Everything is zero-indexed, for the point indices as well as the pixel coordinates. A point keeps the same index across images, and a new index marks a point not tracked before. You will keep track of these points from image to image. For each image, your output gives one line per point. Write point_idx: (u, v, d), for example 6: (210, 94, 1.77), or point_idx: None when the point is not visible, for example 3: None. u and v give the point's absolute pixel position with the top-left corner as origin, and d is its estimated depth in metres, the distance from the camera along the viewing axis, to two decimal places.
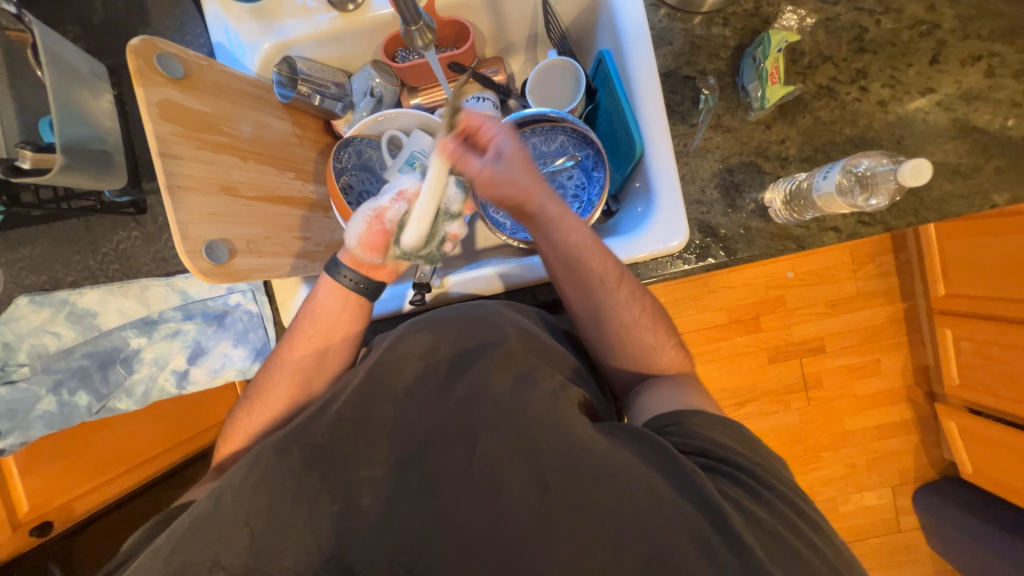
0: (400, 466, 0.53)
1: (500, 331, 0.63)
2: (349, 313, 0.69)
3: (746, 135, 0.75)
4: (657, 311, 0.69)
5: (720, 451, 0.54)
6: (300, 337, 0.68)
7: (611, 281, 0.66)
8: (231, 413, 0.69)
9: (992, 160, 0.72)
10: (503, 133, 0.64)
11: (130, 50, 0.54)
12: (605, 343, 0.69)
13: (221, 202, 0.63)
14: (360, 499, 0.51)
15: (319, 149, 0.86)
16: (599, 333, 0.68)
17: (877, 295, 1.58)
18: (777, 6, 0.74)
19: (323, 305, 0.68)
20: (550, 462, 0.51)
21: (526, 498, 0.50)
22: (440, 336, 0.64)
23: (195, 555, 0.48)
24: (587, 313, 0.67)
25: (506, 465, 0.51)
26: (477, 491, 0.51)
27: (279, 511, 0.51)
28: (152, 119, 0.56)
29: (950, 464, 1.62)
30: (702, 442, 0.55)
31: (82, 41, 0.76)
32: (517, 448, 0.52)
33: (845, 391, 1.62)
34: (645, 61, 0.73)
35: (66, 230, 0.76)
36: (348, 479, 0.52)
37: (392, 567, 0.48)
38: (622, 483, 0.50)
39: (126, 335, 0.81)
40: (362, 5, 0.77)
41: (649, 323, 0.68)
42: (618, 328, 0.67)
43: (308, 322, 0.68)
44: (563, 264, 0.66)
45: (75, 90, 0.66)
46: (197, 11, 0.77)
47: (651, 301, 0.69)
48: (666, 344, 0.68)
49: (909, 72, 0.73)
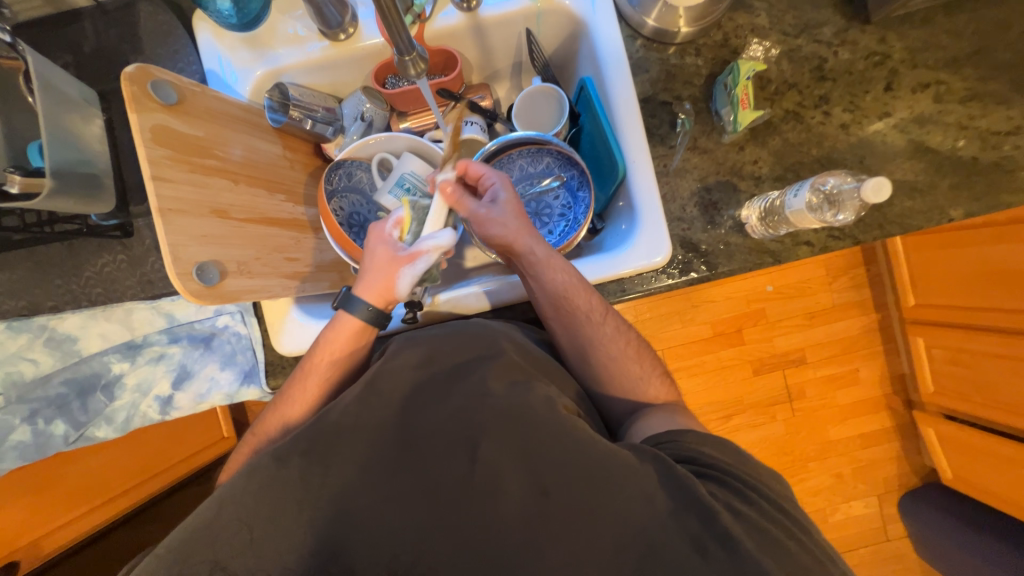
0: (399, 477, 0.53)
1: (495, 343, 0.63)
2: (355, 345, 0.69)
3: (722, 156, 0.79)
4: (641, 345, 0.72)
5: (709, 462, 0.54)
6: (313, 373, 0.67)
7: (595, 316, 0.69)
8: (236, 449, 0.69)
9: (945, 179, 0.78)
10: (501, 182, 0.70)
11: (125, 77, 0.55)
12: (592, 372, 0.71)
13: (212, 224, 0.63)
14: (360, 512, 0.51)
15: (310, 171, 0.88)
16: (585, 362, 0.71)
17: (852, 307, 1.64)
18: (745, 38, 0.80)
19: (339, 341, 0.68)
20: (548, 465, 0.52)
21: (528, 504, 0.51)
22: (434, 350, 0.63)
23: (195, 557, 0.48)
24: (572, 346, 0.71)
25: (508, 470, 0.52)
26: (478, 496, 0.52)
27: (278, 523, 0.51)
28: (144, 143, 0.57)
29: (930, 470, 1.67)
30: (696, 453, 0.55)
31: (73, 68, 0.77)
32: (516, 452, 0.53)
33: (827, 401, 1.66)
34: (625, 88, 0.77)
35: (48, 255, 0.75)
36: (345, 494, 0.52)
37: (393, 566, 0.50)
38: (618, 481, 0.50)
39: (108, 360, 0.79)
40: (353, 35, 0.79)
41: (632, 354, 0.71)
42: (602, 359, 0.70)
43: (322, 357, 0.68)
44: (549, 302, 0.69)
45: (67, 116, 0.66)
46: (189, 38, 0.78)
47: (635, 335, 0.72)
48: (648, 373, 0.70)
49: (867, 98, 0.79)
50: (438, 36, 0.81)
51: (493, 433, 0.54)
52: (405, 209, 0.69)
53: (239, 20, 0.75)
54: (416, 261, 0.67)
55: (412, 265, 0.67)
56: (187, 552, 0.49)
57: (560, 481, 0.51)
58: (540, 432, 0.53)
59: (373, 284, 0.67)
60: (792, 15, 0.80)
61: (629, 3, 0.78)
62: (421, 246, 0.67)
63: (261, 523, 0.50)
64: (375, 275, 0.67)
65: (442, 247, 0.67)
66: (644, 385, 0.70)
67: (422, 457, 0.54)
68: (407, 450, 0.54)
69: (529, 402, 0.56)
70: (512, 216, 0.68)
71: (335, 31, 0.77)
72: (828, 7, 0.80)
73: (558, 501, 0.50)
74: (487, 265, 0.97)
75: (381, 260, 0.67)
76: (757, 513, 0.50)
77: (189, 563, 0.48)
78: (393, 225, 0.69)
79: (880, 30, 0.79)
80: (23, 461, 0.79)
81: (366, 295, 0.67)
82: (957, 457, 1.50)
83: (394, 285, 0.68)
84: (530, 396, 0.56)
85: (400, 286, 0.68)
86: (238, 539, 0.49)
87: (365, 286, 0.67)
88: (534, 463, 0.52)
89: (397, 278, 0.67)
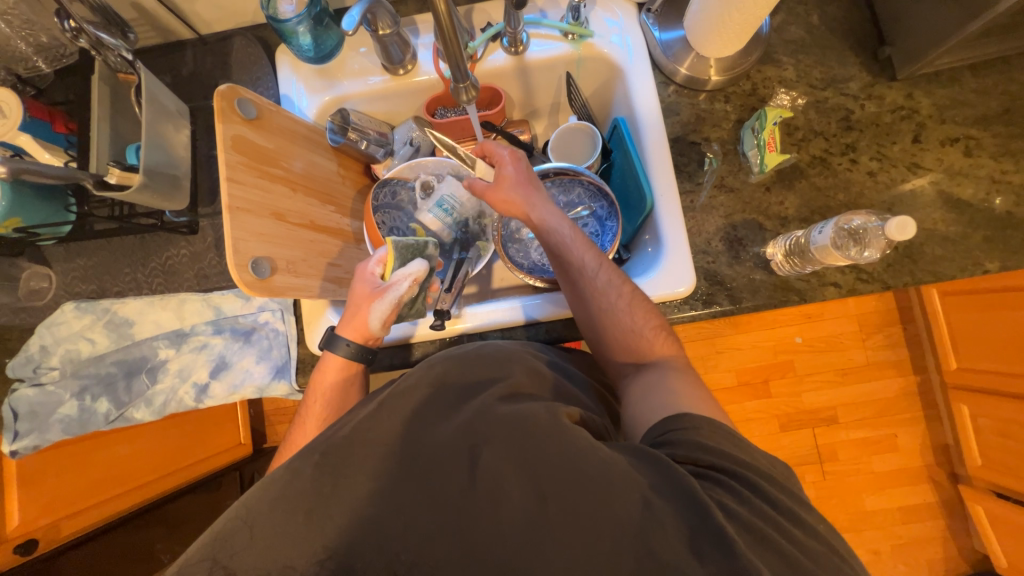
0: (403, 482, 0.50)
1: (506, 367, 0.61)
2: (347, 379, 0.73)
3: (748, 195, 0.82)
4: (636, 295, 0.69)
5: (716, 458, 0.49)
6: (310, 415, 0.70)
7: (588, 271, 0.69)
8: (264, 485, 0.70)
9: (980, 231, 0.78)
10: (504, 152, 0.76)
11: (218, 93, 0.64)
12: (595, 336, 0.70)
13: (271, 225, 0.70)
14: (362, 509, 0.49)
15: (358, 188, 0.95)
16: (589, 325, 0.71)
17: (887, 365, 1.57)
18: (773, 88, 0.85)
19: (327, 378, 0.72)
20: (557, 474, 0.47)
21: (531, 510, 0.47)
22: (446, 370, 0.59)
23: (198, 554, 0.48)
24: (575, 304, 0.72)
25: (502, 470, 0.49)
26: (479, 502, 0.48)
27: (278, 512, 0.49)
28: (226, 150, 0.65)
29: (982, 557, 1.50)
30: (708, 452, 0.49)
31: (171, 88, 0.89)
32: (525, 462, 0.49)
33: (861, 466, 1.56)
34: (656, 129, 0.83)
35: (122, 245, 0.84)
36: (348, 494, 0.50)
37: (392, 567, 0.46)
38: (625, 497, 0.45)
39: (156, 345, 0.86)
40: (411, 71, 0.88)
41: (633, 307, 0.67)
42: (603, 320, 0.68)
43: (316, 398, 0.71)
44: (550, 258, 0.73)
45: (162, 125, 0.76)
46: (270, 68, 0.89)
47: (630, 287, 0.69)
48: (644, 325, 0.67)
49: (895, 148, 0.81)
50: (487, 75, 0.90)
51: (494, 440, 0.51)
52: (389, 248, 0.73)
53: (315, 54, 0.85)
54: (387, 294, 0.71)
55: (383, 298, 0.71)
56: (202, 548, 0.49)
57: (565, 489, 0.47)
58: (559, 446, 0.49)
59: (351, 320, 0.73)
60: (819, 71, 0.85)
61: (663, 54, 0.85)
62: (395, 279, 0.72)
63: (270, 521, 0.49)
64: (353, 309, 0.73)
65: (415, 276, 0.72)
66: (644, 338, 0.66)
67: (424, 451, 0.51)
68: (412, 461, 0.51)
69: (532, 412, 0.52)
70: (519, 178, 0.75)
71: (396, 66, 0.87)
72: (855, 64, 0.84)
73: (559, 505, 0.46)
74: (514, 287, 1.00)
75: (359, 295, 0.73)
76: (804, 555, 0.44)
77: (191, 560, 0.48)
78: (377, 263, 0.74)
79: (907, 87, 0.82)
80: (65, 434, 0.84)
81: (343, 332, 0.73)
82: (1009, 541, 1.36)
83: (368, 321, 0.72)
84: (538, 408, 0.53)
85: (370, 321, 0.72)
86: (240, 537, 0.49)
87: (345, 322, 0.73)
88: (542, 473, 0.48)
89: (369, 313, 0.71)
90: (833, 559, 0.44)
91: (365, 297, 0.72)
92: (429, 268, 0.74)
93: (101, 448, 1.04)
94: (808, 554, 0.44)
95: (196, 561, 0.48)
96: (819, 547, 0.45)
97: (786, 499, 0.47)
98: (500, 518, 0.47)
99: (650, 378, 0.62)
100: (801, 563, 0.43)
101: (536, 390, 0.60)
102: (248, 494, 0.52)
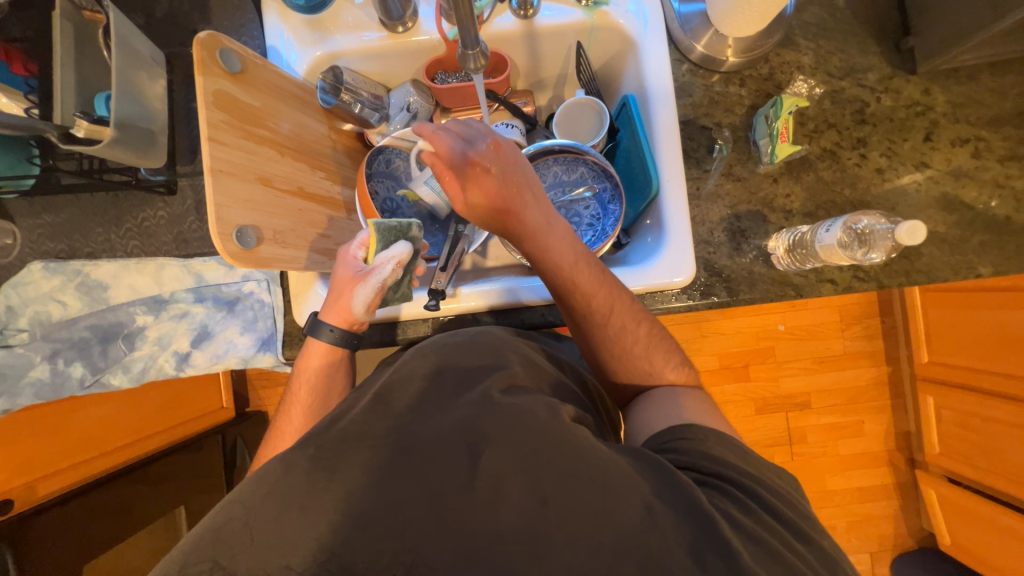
0: (401, 474, 0.47)
1: (502, 356, 0.61)
2: (332, 363, 0.72)
3: (755, 186, 0.80)
4: (656, 331, 0.67)
5: (716, 466, 0.50)
6: (295, 401, 0.70)
7: (603, 311, 0.65)
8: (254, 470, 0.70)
9: (977, 235, 0.78)
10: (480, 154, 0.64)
11: (197, 41, 0.58)
12: (597, 359, 0.69)
13: (257, 190, 0.66)
14: (349, 504, 0.46)
15: (350, 154, 0.90)
16: (594, 353, 0.68)
17: (864, 357, 1.62)
18: (790, 74, 0.82)
19: (311, 365, 0.71)
20: (559, 479, 0.47)
21: (530, 512, 0.45)
22: (445, 361, 0.60)
23: (197, 554, 0.43)
24: (578, 330, 0.69)
25: (502, 470, 0.47)
26: (476, 499, 0.46)
27: (262, 504, 0.46)
28: (207, 105, 0.60)
29: (928, 534, 1.62)
30: (709, 461, 0.50)
31: (143, 29, 0.81)
32: (526, 466, 0.47)
33: (828, 449, 1.63)
34: (668, 112, 0.79)
35: (92, 202, 0.78)
36: (336, 490, 0.47)
37: (391, 566, 0.43)
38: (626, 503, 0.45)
39: (133, 312, 0.83)
40: (411, 29, 0.82)
41: (652, 349, 0.66)
42: (611, 355, 0.67)
43: (300, 384, 0.71)
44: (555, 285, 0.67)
45: (134, 72, 0.69)
46: (256, 16, 0.82)
47: (648, 330, 0.66)
48: (660, 358, 0.66)
49: (905, 146, 0.80)
50: (494, 39, 0.84)
51: (496, 439, 0.49)
52: (371, 230, 0.69)
53: (306, 3, 0.79)
54: (369, 278, 0.68)
55: (365, 282, 0.68)
56: (196, 546, 0.44)
57: (566, 493, 0.46)
58: (560, 447, 0.49)
59: (334, 305, 0.70)
60: (838, 58, 0.82)
61: (680, 28, 0.81)
62: (378, 262, 0.68)
63: (268, 517, 0.45)
64: (336, 294, 0.70)
65: (399, 259, 0.68)
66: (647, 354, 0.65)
67: (419, 444, 0.49)
68: (406, 454, 0.49)
69: (532, 408, 0.52)
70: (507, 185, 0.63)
71: (395, 23, 0.80)
72: (875, 54, 0.81)
73: (559, 509, 0.45)
74: (508, 266, 0.98)
75: (342, 280, 0.70)
76: (798, 557, 0.44)
77: (191, 559, 0.43)
78: (359, 247, 0.71)
79: (924, 82, 0.80)
80: (37, 399, 0.83)
81: (327, 317, 0.71)
82: (957, 524, 1.46)
83: (351, 305, 0.69)
84: (538, 406, 0.53)
85: (354, 306, 0.69)
86: (241, 536, 0.45)
87: (329, 307, 0.71)
88: (545, 477, 0.47)
89: (352, 298, 0.69)
90: (823, 561, 0.45)
91: (347, 281, 0.70)
92: (413, 251, 0.70)
93: (77, 407, 1.02)
94: (801, 557, 0.44)
95: (195, 562, 0.43)
96: (809, 548, 0.46)
97: (778, 501, 0.48)
98: (498, 520, 0.45)
99: (655, 393, 0.64)
100: (795, 564, 0.44)
101: (533, 382, 0.59)
102: (235, 491, 0.48)
